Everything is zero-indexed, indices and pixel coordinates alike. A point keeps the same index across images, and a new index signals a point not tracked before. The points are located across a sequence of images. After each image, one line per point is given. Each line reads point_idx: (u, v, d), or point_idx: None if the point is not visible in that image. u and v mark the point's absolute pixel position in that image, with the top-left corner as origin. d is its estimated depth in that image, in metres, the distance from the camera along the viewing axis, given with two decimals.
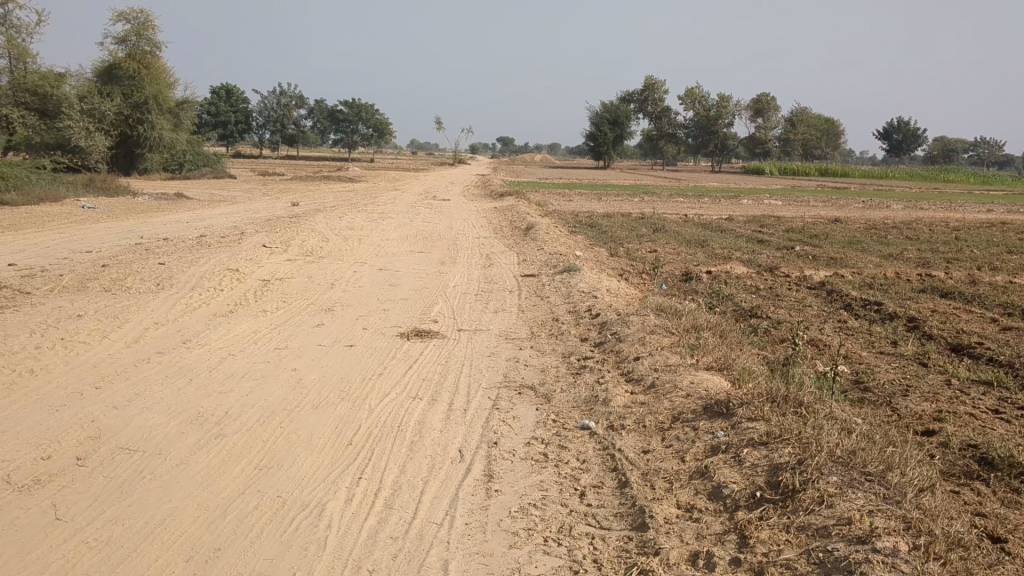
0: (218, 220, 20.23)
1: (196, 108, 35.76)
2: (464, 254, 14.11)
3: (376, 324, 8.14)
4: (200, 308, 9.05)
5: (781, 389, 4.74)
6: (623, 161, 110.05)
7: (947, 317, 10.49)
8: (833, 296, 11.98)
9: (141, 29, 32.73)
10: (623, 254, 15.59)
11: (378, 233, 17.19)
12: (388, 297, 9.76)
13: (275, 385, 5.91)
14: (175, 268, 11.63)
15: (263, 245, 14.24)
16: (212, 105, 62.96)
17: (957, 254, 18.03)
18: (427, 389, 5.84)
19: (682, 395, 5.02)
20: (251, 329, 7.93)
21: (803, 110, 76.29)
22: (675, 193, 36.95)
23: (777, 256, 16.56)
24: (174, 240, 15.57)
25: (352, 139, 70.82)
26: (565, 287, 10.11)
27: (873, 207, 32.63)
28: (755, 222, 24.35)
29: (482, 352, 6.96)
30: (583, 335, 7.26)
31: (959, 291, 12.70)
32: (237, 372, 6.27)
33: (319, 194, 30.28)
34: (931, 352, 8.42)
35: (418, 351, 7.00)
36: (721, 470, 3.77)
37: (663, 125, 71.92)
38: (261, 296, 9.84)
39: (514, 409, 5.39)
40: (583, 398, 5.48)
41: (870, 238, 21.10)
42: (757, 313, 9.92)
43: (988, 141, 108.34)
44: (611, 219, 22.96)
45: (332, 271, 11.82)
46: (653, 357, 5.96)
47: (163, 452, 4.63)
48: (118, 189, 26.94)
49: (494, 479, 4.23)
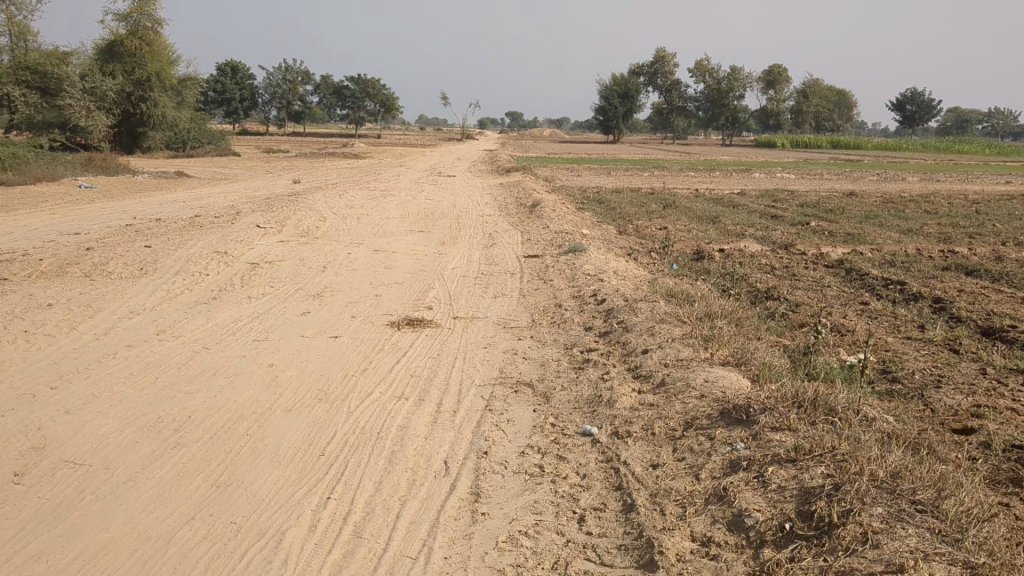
0: (216, 200, 19.72)
1: (198, 85, 35.21)
2: (466, 233, 13.57)
3: (366, 311, 7.61)
4: (182, 295, 8.53)
5: (808, 390, 4.18)
6: (632, 135, 109.28)
7: (975, 297, 9.91)
8: (852, 275, 11.39)
9: (142, 6, 31.93)
10: (631, 231, 15.02)
11: (378, 212, 16.66)
12: (382, 281, 9.23)
13: (247, 385, 5.38)
14: (162, 251, 11.11)
15: (257, 225, 13.73)
16: (218, 82, 62.31)
17: (979, 228, 17.36)
18: (414, 388, 5.31)
19: (696, 396, 4.46)
20: (232, 318, 7.41)
21: (815, 82, 75.19)
22: (685, 167, 36.27)
23: (792, 233, 15.93)
24: (167, 221, 15.07)
25: (359, 115, 70.06)
26: (569, 268, 9.54)
27: (888, 181, 31.93)
28: (768, 197, 23.71)
29: (477, 343, 6.42)
30: (587, 324, 6.70)
31: (984, 269, 12.10)
32: (206, 369, 5.74)
33: (322, 171, 29.77)
34: (962, 338, 7.84)
35: (408, 343, 6.45)
36: (743, 494, 3.22)
37: (673, 98, 70.91)
38: (248, 281, 9.32)
39: (509, 411, 4.85)
40: (586, 398, 4.92)
41: (887, 212, 20.44)
42: (773, 296, 9.35)
43: (1002, 111, 106.85)
44: (619, 195, 22.35)
45: (325, 252, 11.30)
46: (663, 351, 5.40)
47: (112, 467, 4.12)
48: (118, 168, 26.39)
49: (481, 499, 3.69)
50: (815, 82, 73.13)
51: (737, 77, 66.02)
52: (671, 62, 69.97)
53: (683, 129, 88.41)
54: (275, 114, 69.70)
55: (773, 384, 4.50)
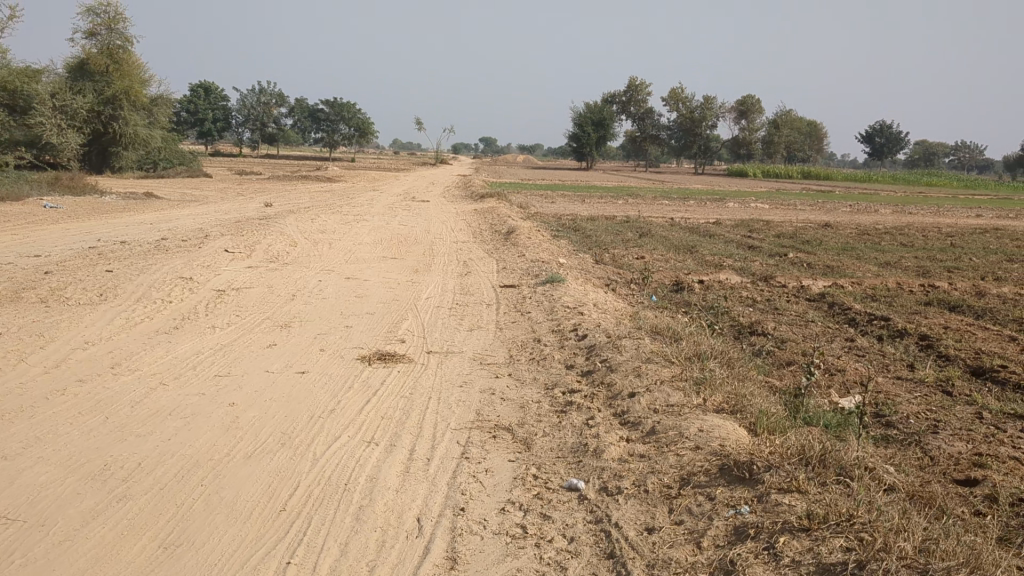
0: (184, 223, 19.28)
1: (170, 105, 34.70)
2: (440, 261, 13.24)
3: (335, 344, 7.23)
4: (141, 324, 8.10)
5: (812, 445, 3.88)
6: (606, 162, 109.80)
7: (961, 335, 9.71)
8: (835, 310, 11.17)
9: (112, 23, 31.33)
10: (609, 260, 14.77)
11: (351, 237, 16.29)
12: (353, 311, 8.85)
13: (204, 427, 4.98)
14: (123, 276, 10.67)
15: (224, 250, 13.31)
16: (190, 103, 61.69)
17: (957, 262, 17.28)
18: (385, 432, 4.94)
19: (690, 448, 4.15)
20: (194, 350, 7.01)
21: (787, 112, 75.90)
22: (660, 196, 36.22)
23: (771, 264, 15.76)
24: (133, 244, 14.61)
25: (333, 139, 69.70)
26: (547, 300, 9.22)
27: (861, 212, 32.06)
28: (744, 227, 23.60)
29: (452, 381, 6.05)
30: (568, 362, 6.36)
31: (967, 304, 11.93)
32: (161, 408, 5.33)
33: (294, 194, 29.38)
34: (954, 379, 7.58)
35: (379, 380, 6.06)
36: (754, 569, 2.91)
37: (646, 126, 71.32)
38: (212, 309, 8.90)
39: (487, 459, 4.50)
40: (570, 445, 4.58)
41: (863, 244, 20.36)
42: (757, 331, 9.08)
43: (968, 145, 108.43)
44: (595, 222, 22.15)
45: (294, 279, 10.91)
46: (652, 395, 5.07)
47: (48, 523, 3.71)
48: (85, 188, 25.81)
49: (458, 564, 3.33)
50: (786, 113, 73.89)
51: (711, 107, 66.52)
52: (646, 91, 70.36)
53: (656, 158, 88.79)
54: (248, 136, 69.17)
55: (775, 437, 4.21)
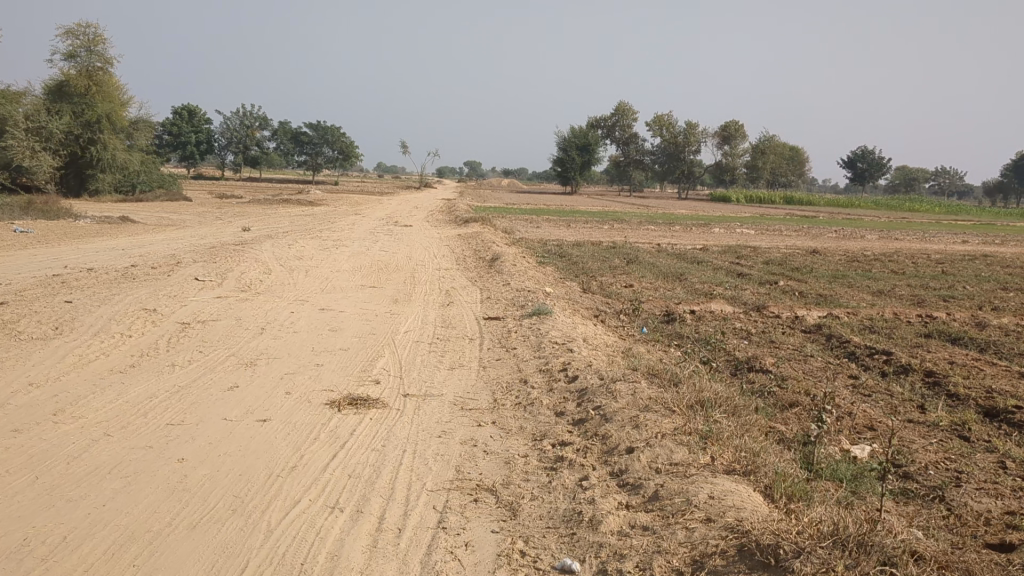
0: (158, 248, 18.62)
1: (151, 128, 34.05)
2: (421, 290, 12.68)
3: (303, 386, 6.65)
4: (93, 362, 7.48)
5: (847, 523, 3.34)
6: (590, 186, 109.94)
7: (969, 370, 9.22)
8: (833, 342, 10.69)
9: (91, 44, 30.84)
10: (597, 289, 14.26)
11: (329, 264, 15.71)
12: (325, 347, 8.28)
13: (146, 489, 4.38)
14: (84, 307, 10.04)
15: (194, 278, 12.70)
16: (173, 125, 60.84)
17: (951, 291, 16.89)
18: (352, 495, 4.37)
19: (701, 521, 3.61)
20: (148, 393, 6.39)
21: (771, 138, 76.02)
22: (645, 220, 35.89)
23: (763, 293, 15.29)
24: (101, 271, 13.97)
25: (316, 162, 69.09)
26: (533, 334, 8.65)
27: (848, 237, 31.75)
28: (731, 253, 23.19)
29: (429, 431, 5.47)
30: (557, 409, 5.80)
31: (968, 336, 11.48)
32: (99, 465, 4.72)
33: (275, 218, 28.73)
34: (969, 422, 7.05)
35: (349, 430, 5.48)
36: None
37: (631, 151, 71.23)
38: (174, 345, 8.29)
39: (466, 530, 3.93)
40: (562, 513, 4.02)
41: (854, 271, 19.95)
42: (756, 367, 8.57)
43: (947, 170, 109.01)
44: (582, 249, 21.68)
45: (266, 311, 10.33)
46: (654, 452, 4.52)
47: None
48: (59, 212, 25.06)
49: None
50: (770, 139, 74.06)
51: (694, 132, 66.57)
52: (630, 115, 70.21)
53: (641, 183, 88.73)
54: (230, 159, 68.45)
55: (801, 512, 3.69)
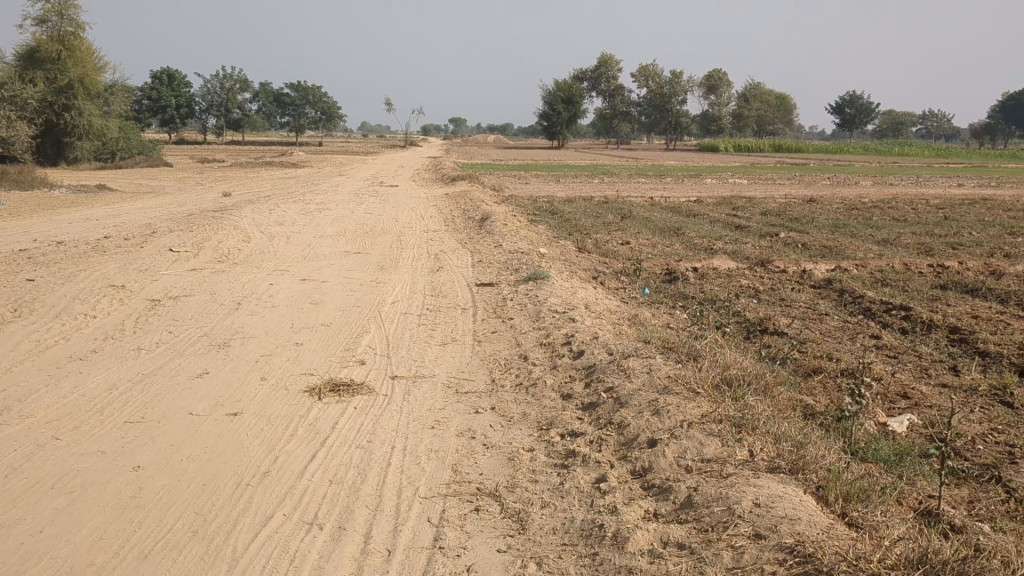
0: (132, 217, 17.81)
1: (127, 93, 33.03)
2: (408, 255, 12.00)
3: (281, 370, 6.01)
4: (52, 349, 6.81)
5: (931, 555, 2.76)
6: (575, 139, 108.65)
7: (994, 325, 8.64)
8: (846, 298, 10.07)
9: (62, 9, 29.76)
10: (591, 247, 13.61)
11: (312, 229, 15.00)
12: (305, 323, 7.62)
13: (92, 509, 3.75)
14: (46, 284, 9.36)
15: (169, 249, 11.99)
16: (151, 90, 59.10)
17: (958, 237, 16.24)
18: (335, 508, 3.74)
19: (749, 538, 3.04)
20: (106, 384, 5.73)
21: (759, 86, 74.91)
22: (633, 174, 35.03)
23: (766, 246, 14.63)
24: (70, 245, 13.20)
25: (299, 123, 67.58)
26: (530, 302, 8.04)
27: (842, 185, 31.08)
28: (726, 204, 22.49)
29: (421, 420, 4.85)
30: (563, 391, 5.19)
31: (985, 286, 10.87)
32: (43, 478, 4.09)
33: (256, 182, 27.83)
34: (1009, 385, 6.45)
35: (329, 423, 4.85)
36: None
37: (617, 102, 69.98)
38: (141, 326, 7.63)
39: (468, 550, 3.32)
40: (579, 525, 3.43)
41: (856, 220, 19.29)
42: (769, 329, 7.98)
43: (933, 114, 108.28)
44: (573, 205, 20.95)
45: (244, 283, 9.68)
46: (680, 445, 3.93)
47: None
48: (34, 182, 24.17)
49: None
50: (757, 87, 73.07)
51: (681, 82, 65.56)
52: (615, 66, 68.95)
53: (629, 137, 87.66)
54: (211, 123, 66.84)
55: (873, 529, 3.12)
